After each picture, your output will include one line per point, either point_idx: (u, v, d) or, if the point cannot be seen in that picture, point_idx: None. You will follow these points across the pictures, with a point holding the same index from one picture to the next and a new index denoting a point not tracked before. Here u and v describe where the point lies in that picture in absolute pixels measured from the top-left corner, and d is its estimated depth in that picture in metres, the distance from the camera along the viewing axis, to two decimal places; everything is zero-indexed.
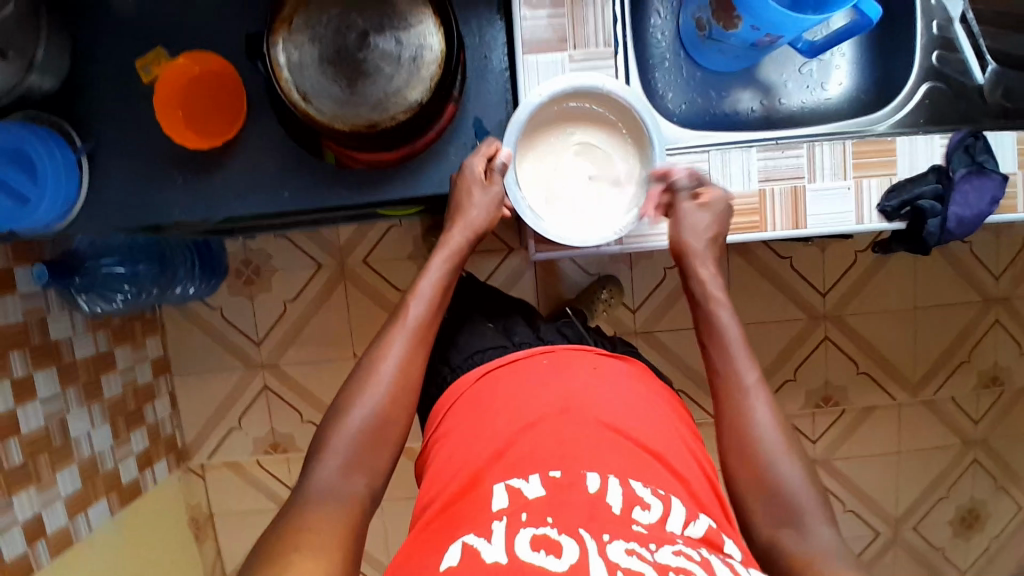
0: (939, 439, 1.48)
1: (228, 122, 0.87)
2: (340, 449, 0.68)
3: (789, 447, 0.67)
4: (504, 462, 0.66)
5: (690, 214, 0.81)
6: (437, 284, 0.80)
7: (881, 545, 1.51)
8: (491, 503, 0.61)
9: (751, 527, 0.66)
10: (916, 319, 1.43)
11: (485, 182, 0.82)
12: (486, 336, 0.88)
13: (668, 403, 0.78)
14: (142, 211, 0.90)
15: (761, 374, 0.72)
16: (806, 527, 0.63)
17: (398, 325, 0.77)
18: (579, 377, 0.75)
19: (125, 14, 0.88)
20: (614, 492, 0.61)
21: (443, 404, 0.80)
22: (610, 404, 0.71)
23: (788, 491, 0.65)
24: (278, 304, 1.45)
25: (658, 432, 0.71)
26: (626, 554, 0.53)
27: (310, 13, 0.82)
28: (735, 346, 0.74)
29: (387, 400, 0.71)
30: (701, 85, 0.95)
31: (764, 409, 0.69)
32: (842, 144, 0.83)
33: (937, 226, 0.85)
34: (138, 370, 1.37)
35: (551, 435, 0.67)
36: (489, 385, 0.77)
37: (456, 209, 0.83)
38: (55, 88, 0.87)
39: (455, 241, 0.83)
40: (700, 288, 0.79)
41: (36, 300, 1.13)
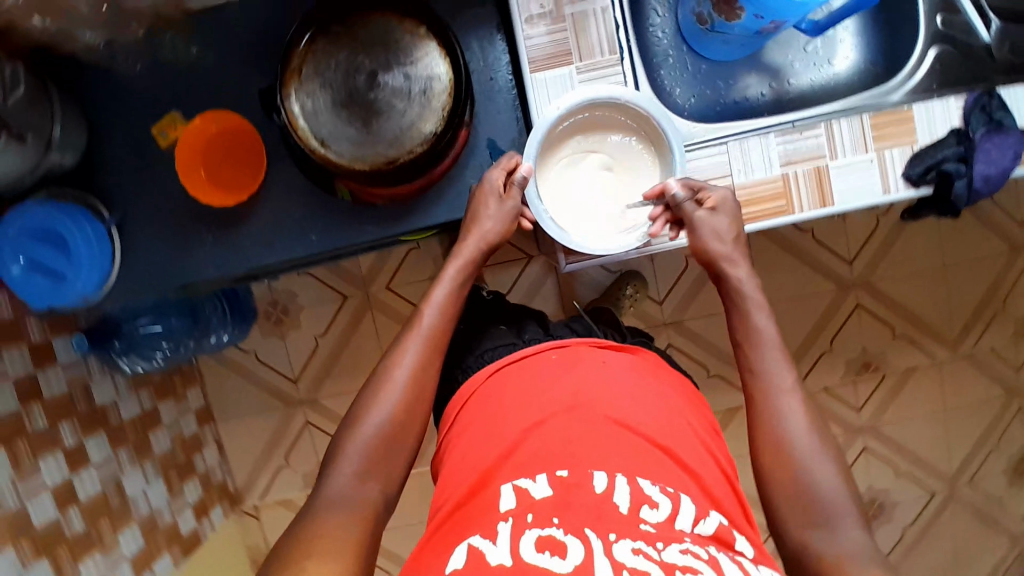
0: (982, 391, 1.47)
1: (250, 176, 0.89)
2: (353, 456, 0.69)
3: (820, 448, 0.66)
4: (511, 463, 0.65)
5: (701, 222, 0.79)
6: (451, 294, 0.80)
7: (938, 504, 1.49)
8: (499, 504, 0.61)
9: (780, 529, 0.64)
10: (945, 275, 1.42)
11: (502, 195, 0.82)
12: (497, 336, 0.88)
13: (680, 393, 0.76)
14: (174, 273, 0.91)
15: (796, 380, 0.71)
16: (837, 527, 0.61)
17: (412, 331, 0.78)
18: (590, 371, 0.73)
19: (135, 83, 0.89)
20: (621, 491, 0.60)
21: (455, 403, 0.79)
22: (621, 398, 0.70)
23: (820, 492, 0.63)
24: (309, 340, 1.47)
25: (666, 425, 0.69)
26: (632, 553, 0.54)
27: (318, 60, 0.83)
28: (770, 349, 0.72)
29: (400, 408, 0.72)
30: (708, 77, 0.96)
31: (797, 412, 0.68)
32: (859, 118, 0.83)
33: (964, 187, 0.84)
34: (183, 422, 1.39)
35: (560, 434, 0.66)
36: (500, 382, 0.76)
37: (471, 219, 0.83)
38: (77, 164, 0.88)
39: (469, 249, 0.82)
40: (732, 292, 0.77)
41: (78, 369, 1.14)
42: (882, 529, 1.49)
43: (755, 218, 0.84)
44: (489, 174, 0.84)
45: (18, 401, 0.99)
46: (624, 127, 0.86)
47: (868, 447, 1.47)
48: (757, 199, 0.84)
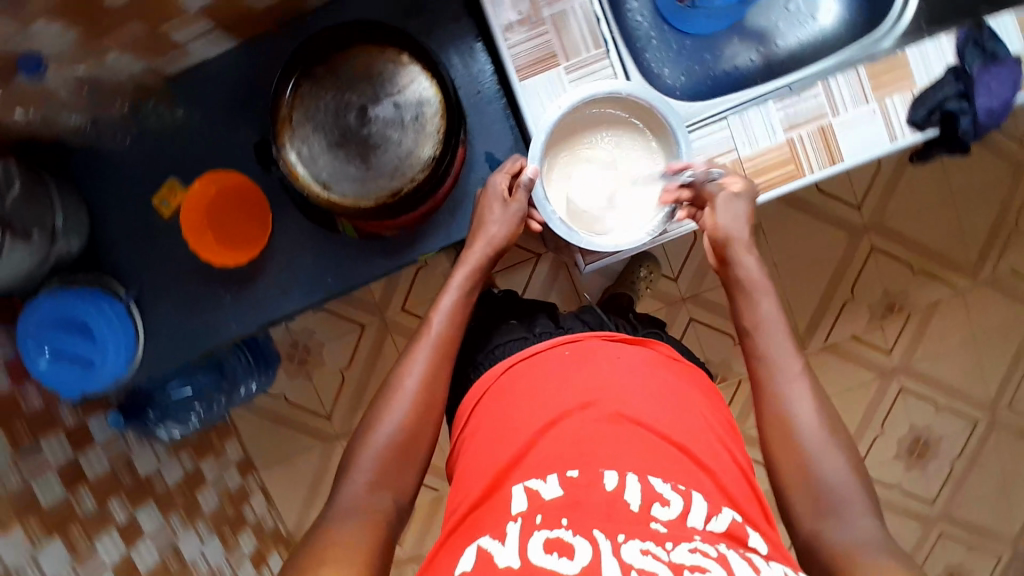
0: (1010, 312, 1.45)
1: (259, 231, 0.88)
2: (365, 466, 0.69)
3: (829, 439, 0.65)
4: (522, 467, 0.64)
5: (724, 204, 0.75)
6: (458, 299, 0.79)
7: (983, 431, 1.48)
8: (510, 506, 0.59)
9: (793, 521, 0.64)
10: (953, 204, 1.42)
11: (507, 199, 0.82)
12: (507, 331, 0.86)
13: (697, 388, 0.74)
14: (199, 337, 0.91)
15: (804, 365, 0.68)
16: (847, 517, 0.61)
17: (422, 338, 0.77)
18: (603, 369, 0.71)
19: (128, 156, 0.88)
20: (632, 488, 0.58)
21: (468, 403, 0.77)
22: (632, 393, 0.68)
23: (829, 484, 0.63)
24: (335, 374, 1.47)
25: (681, 422, 0.67)
26: (639, 553, 0.52)
27: (307, 104, 0.83)
28: (777, 336, 0.70)
29: (410, 417, 0.72)
30: (694, 52, 0.95)
31: (804, 399, 0.67)
32: (855, 72, 0.83)
33: (970, 123, 0.83)
34: (226, 476, 1.38)
35: (572, 434, 0.64)
36: (510, 382, 0.74)
37: (476, 226, 0.83)
38: (84, 246, 0.88)
39: (475, 256, 0.81)
40: (740, 278, 0.73)
41: (117, 445, 1.14)
42: (931, 466, 1.48)
43: (767, 187, 0.84)
44: (493, 179, 0.85)
45: (64, 486, 0.97)
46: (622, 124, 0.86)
47: (905, 387, 1.46)
48: (766, 168, 0.83)
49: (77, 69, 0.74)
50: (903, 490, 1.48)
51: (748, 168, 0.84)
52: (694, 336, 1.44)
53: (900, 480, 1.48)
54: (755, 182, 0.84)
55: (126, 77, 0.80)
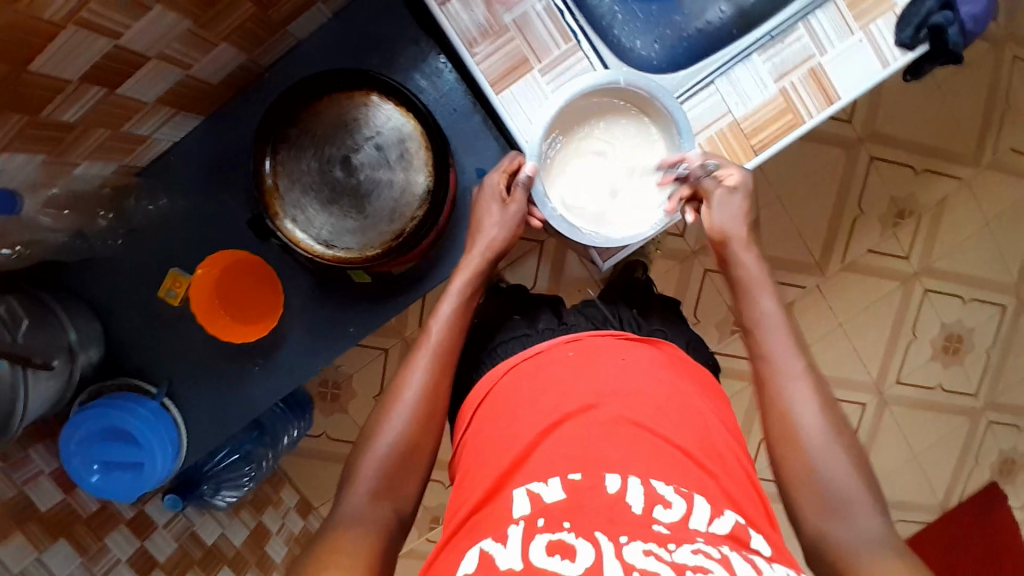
0: (1019, 191, 1.43)
1: (272, 297, 0.88)
2: (369, 475, 0.67)
3: (832, 438, 0.65)
4: (523, 470, 0.60)
5: (719, 201, 0.75)
6: (459, 307, 0.76)
7: (1013, 315, 1.48)
8: (512, 509, 0.56)
9: (797, 518, 0.64)
10: (943, 96, 1.39)
11: (505, 201, 0.79)
12: (509, 329, 0.82)
13: (703, 387, 0.72)
14: (236, 413, 0.90)
15: (806, 364, 0.68)
16: (854, 518, 0.61)
17: (420, 349, 0.74)
18: (609, 369, 0.68)
19: (122, 255, 0.87)
20: (634, 491, 0.56)
21: (472, 401, 0.73)
22: (637, 395, 0.65)
23: (834, 485, 0.63)
24: (369, 401, 1.47)
25: (690, 424, 0.64)
26: (642, 553, 0.51)
27: (289, 168, 0.83)
28: (777, 334, 0.70)
29: (411, 428, 0.70)
30: (661, 16, 0.92)
31: (809, 401, 0.66)
32: (833, 5, 0.80)
33: (959, 33, 0.81)
34: (289, 521, 1.37)
35: (574, 437, 0.61)
36: (513, 383, 0.70)
37: (472, 228, 0.80)
38: (102, 354, 0.88)
39: (473, 261, 0.78)
40: (739, 275, 0.74)
41: (180, 523, 1.14)
42: (968, 360, 1.49)
43: (767, 143, 0.82)
44: (490, 177, 0.81)
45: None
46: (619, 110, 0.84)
47: (929, 289, 1.45)
48: (762, 125, 0.82)
49: (50, 190, 0.71)
50: (945, 389, 1.49)
51: (746, 128, 0.82)
52: (711, 287, 1.42)
53: (941, 380, 1.49)
54: (755, 142, 0.82)
55: (99, 183, 0.78)
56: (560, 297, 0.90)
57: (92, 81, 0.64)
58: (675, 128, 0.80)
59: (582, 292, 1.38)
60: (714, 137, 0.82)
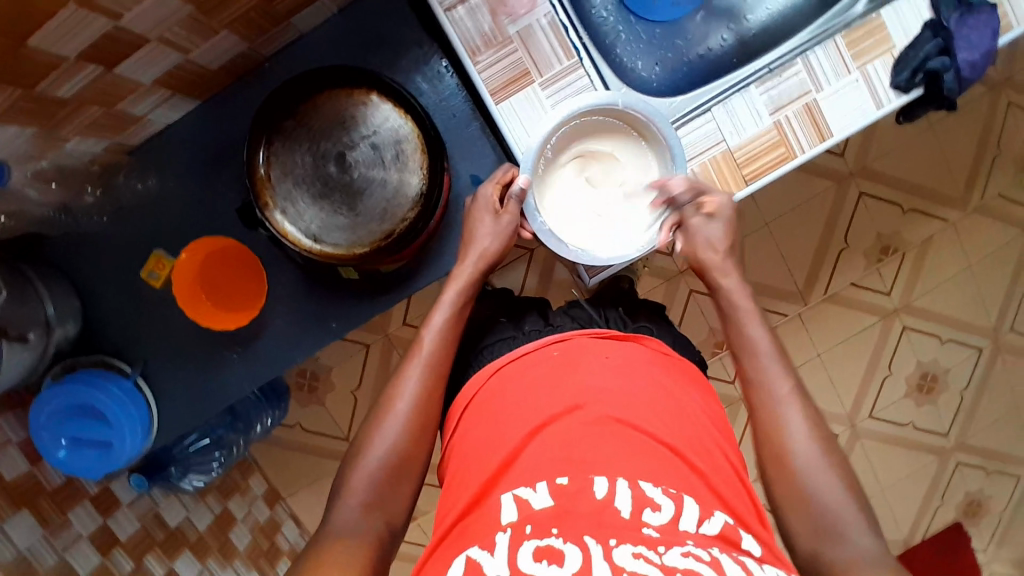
0: (1004, 236, 1.45)
1: (255, 288, 0.88)
2: (359, 488, 0.68)
3: (822, 458, 0.65)
4: (510, 474, 0.61)
5: (698, 228, 0.77)
6: (450, 315, 0.76)
7: (988, 357, 1.50)
8: (500, 516, 0.57)
9: (791, 536, 0.64)
10: (935, 138, 1.41)
11: (498, 211, 0.80)
12: (495, 332, 0.82)
13: (694, 385, 0.72)
14: (212, 398, 0.90)
15: (794, 387, 0.68)
16: (845, 538, 0.61)
17: (413, 357, 0.74)
18: (594, 372, 0.68)
19: (108, 233, 0.87)
20: (623, 495, 0.56)
21: (459, 404, 0.74)
22: (623, 397, 0.65)
23: (823, 504, 0.62)
24: (347, 395, 1.46)
25: (678, 427, 0.64)
26: (631, 556, 0.50)
27: (282, 160, 0.83)
28: (764, 356, 0.70)
29: (405, 438, 0.70)
30: (665, 39, 0.94)
31: (798, 421, 0.66)
32: (833, 43, 0.81)
33: (953, 79, 0.82)
34: (256, 510, 1.36)
35: (561, 438, 0.61)
36: (500, 385, 0.71)
37: (467, 238, 0.80)
38: (80, 330, 0.87)
39: (466, 271, 0.78)
40: (723, 301, 0.75)
41: (144, 503, 1.12)
42: (941, 400, 1.51)
43: (758, 174, 0.83)
44: (484, 188, 0.83)
45: (99, 554, 0.97)
46: (616, 129, 0.84)
47: (907, 325, 1.47)
48: (753, 156, 0.83)
49: (38, 163, 0.72)
50: (916, 427, 1.51)
51: (739, 157, 0.83)
52: (695, 307, 1.42)
53: (913, 417, 1.50)
54: (746, 171, 0.83)
55: (89, 159, 0.78)
56: (547, 299, 0.90)
57: (90, 59, 0.64)
58: (670, 153, 0.81)
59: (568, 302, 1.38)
60: (708, 163, 0.83)
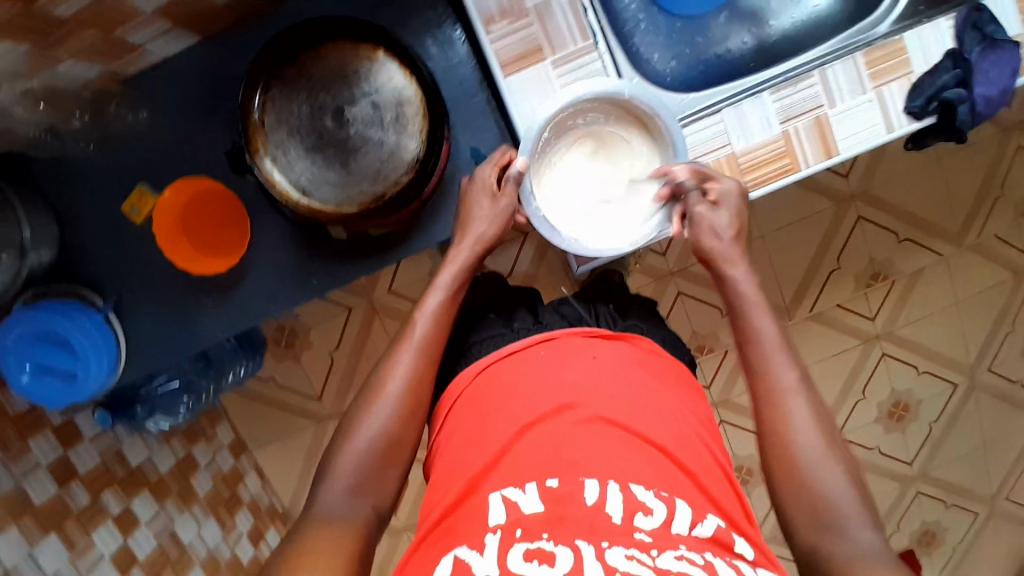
0: (994, 277, 1.45)
1: (235, 235, 0.87)
2: (347, 470, 0.67)
3: (826, 452, 0.64)
4: (498, 471, 0.60)
5: (702, 214, 0.75)
6: (444, 298, 0.75)
7: (961, 394, 1.51)
8: (488, 517, 0.56)
9: (791, 531, 0.63)
10: (941, 170, 1.40)
11: (496, 193, 0.78)
12: (484, 329, 0.81)
13: (681, 386, 0.72)
14: (188, 343, 0.88)
15: (800, 377, 0.68)
16: (846, 531, 0.60)
17: (404, 343, 0.73)
18: (581, 370, 0.67)
19: (94, 161, 0.85)
20: (614, 500, 0.55)
21: (445, 404, 0.73)
22: (610, 396, 0.65)
23: (826, 496, 0.62)
24: (324, 356, 1.44)
25: (667, 427, 0.64)
26: (624, 557, 0.51)
27: (279, 107, 0.82)
28: (771, 346, 0.69)
29: (394, 422, 0.69)
30: (683, 35, 0.92)
31: (804, 413, 0.66)
32: (853, 59, 0.80)
33: (968, 112, 0.81)
34: (220, 459, 1.35)
35: (547, 439, 0.61)
36: (485, 386, 0.70)
37: (464, 221, 0.79)
38: (56, 258, 0.86)
39: (462, 254, 0.78)
40: (729, 290, 0.73)
41: (106, 440, 1.10)
42: (910, 429, 1.52)
43: (758, 183, 0.82)
44: (482, 168, 0.81)
45: (57, 485, 0.96)
46: (616, 119, 0.83)
47: (887, 352, 1.47)
48: (757, 163, 0.82)
49: (29, 82, 0.72)
50: (882, 452, 1.52)
51: (743, 163, 0.82)
52: (681, 309, 1.42)
53: (880, 442, 1.52)
54: (748, 178, 0.82)
55: (81, 84, 0.78)
56: (537, 292, 0.90)
57: None
58: (672, 147, 0.80)
59: (555, 290, 1.37)
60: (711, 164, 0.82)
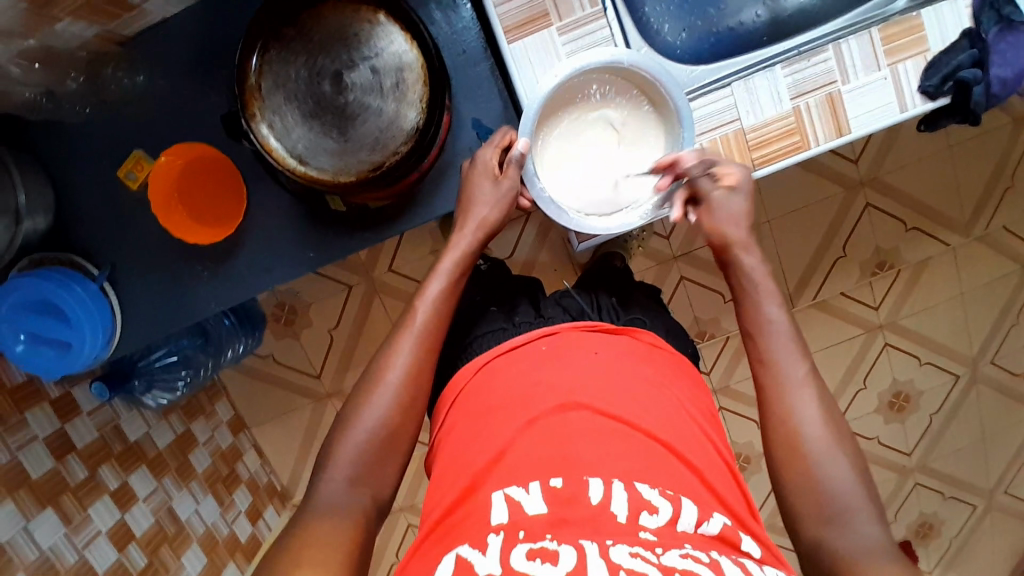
0: (1002, 269, 1.43)
1: (232, 206, 0.85)
2: (344, 458, 0.66)
3: (835, 445, 0.63)
4: (500, 470, 0.59)
5: (719, 201, 0.74)
6: (446, 288, 0.74)
7: (963, 387, 1.50)
8: (490, 516, 0.54)
9: (795, 525, 0.62)
10: (951, 159, 1.38)
11: (498, 176, 0.77)
12: (486, 323, 0.79)
13: (683, 380, 0.71)
14: (185, 318, 0.87)
15: (810, 370, 0.67)
16: (850, 527, 0.59)
17: (405, 329, 0.72)
18: (581, 367, 0.66)
19: (90, 126, 0.84)
20: (618, 499, 0.54)
21: (450, 394, 0.72)
22: (613, 391, 0.64)
23: (835, 491, 0.61)
24: (323, 334, 1.43)
25: (670, 422, 0.63)
26: (629, 555, 0.49)
27: (276, 72, 0.80)
28: (781, 339, 0.68)
29: (395, 409, 0.68)
30: (696, 6, 0.90)
31: (812, 406, 0.65)
32: (867, 34, 0.79)
33: (982, 93, 0.79)
34: (218, 435, 1.35)
35: (551, 437, 0.59)
36: (488, 379, 0.69)
37: (466, 207, 0.77)
38: (51, 223, 0.85)
39: (464, 241, 0.76)
40: (741, 278, 0.72)
41: (105, 414, 1.09)
42: (910, 420, 1.51)
43: (767, 159, 0.81)
44: (482, 152, 0.79)
45: (53, 458, 0.95)
46: (617, 92, 0.81)
47: (889, 343, 1.46)
48: (767, 139, 0.81)
49: (26, 41, 0.71)
50: (881, 442, 1.51)
51: (751, 139, 0.81)
52: (683, 294, 1.40)
53: (879, 432, 1.51)
54: (757, 155, 0.81)
55: (77, 45, 0.76)
56: (540, 281, 0.90)
57: None
58: (677, 119, 0.79)
59: (557, 272, 1.36)
60: (719, 140, 0.81)
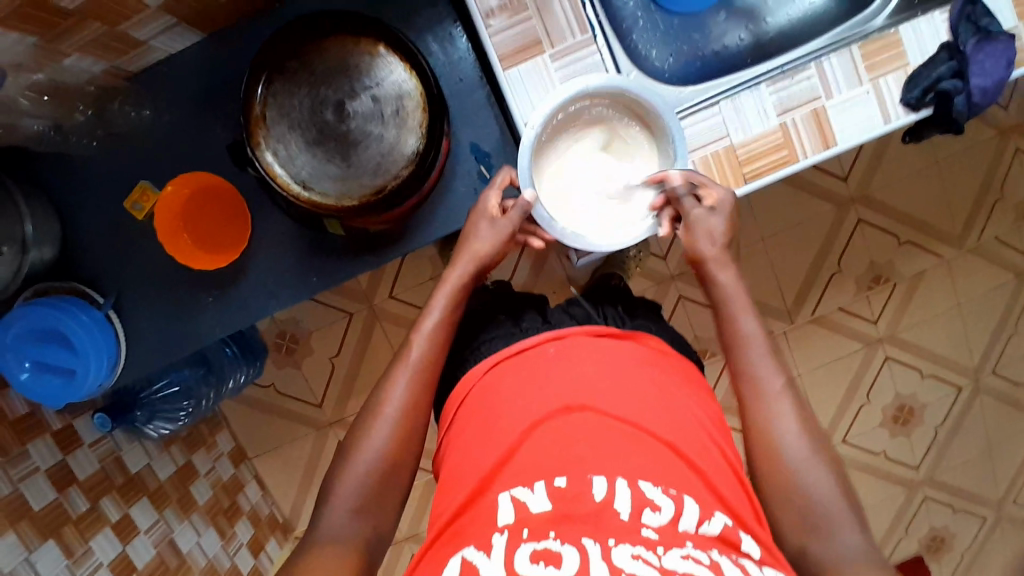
0: (996, 280, 1.45)
1: (239, 234, 0.87)
2: (348, 479, 0.67)
3: (811, 454, 0.63)
4: (507, 472, 0.59)
5: (698, 217, 0.75)
6: (442, 321, 0.74)
7: (966, 399, 1.50)
8: (497, 515, 0.55)
9: (778, 534, 0.63)
10: (939, 172, 1.41)
11: (495, 216, 0.78)
12: (492, 329, 0.81)
13: (691, 385, 0.71)
14: (190, 344, 0.88)
15: (786, 382, 0.68)
16: (835, 535, 0.59)
17: (400, 364, 0.72)
18: (587, 369, 0.67)
19: (99, 158, 0.86)
20: (622, 495, 0.54)
21: (455, 400, 0.73)
22: (619, 393, 0.64)
23: (812, 499, 0.61)
24: (325, 362, 1.44)
25: (673, 421, 0.63)
26: (630, 557, 0.50)
27: (280, 100, 0.83)
28: (758, 351, 0.69)
29: (397, 427, 0.69)
30: (681, 31, 0.95)
31: (790, 416, 0.66)
32: (848, 52, 0.82)
33: (963, 103, 0.82)
34: (220, 467, 1.34)
35: (556, 439, 0.60)
36: (494, 382, 0.70)
37: (460, 243, 0.79)
38: (59, 254, 0.86)
39: (455, 275, 0.77)
40: (719, 294, 0.74)
41: (105, 445, 1.09)
42: (914, 434, 1.50)
43: (757, 174, 0.83)
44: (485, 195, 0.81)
45: (56, 490, 0.94)
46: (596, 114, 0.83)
47: (890, 356, 1.46)
48: (755, 155, 0.83)
49: (35, 76, 0.73)
50: (886, 457, 1.50)
51: (741, 155, 0.83)
52: (683, 313, 1.41)
53: (885, 447, 1.50)
54: (747, 170, 0.83)
55: (86, 79, 0.79)
56: (542, 296, 0.91)
57: None
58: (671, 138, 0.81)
59: (557, 295, 1.37)
60: (710, 157, 0.83)
